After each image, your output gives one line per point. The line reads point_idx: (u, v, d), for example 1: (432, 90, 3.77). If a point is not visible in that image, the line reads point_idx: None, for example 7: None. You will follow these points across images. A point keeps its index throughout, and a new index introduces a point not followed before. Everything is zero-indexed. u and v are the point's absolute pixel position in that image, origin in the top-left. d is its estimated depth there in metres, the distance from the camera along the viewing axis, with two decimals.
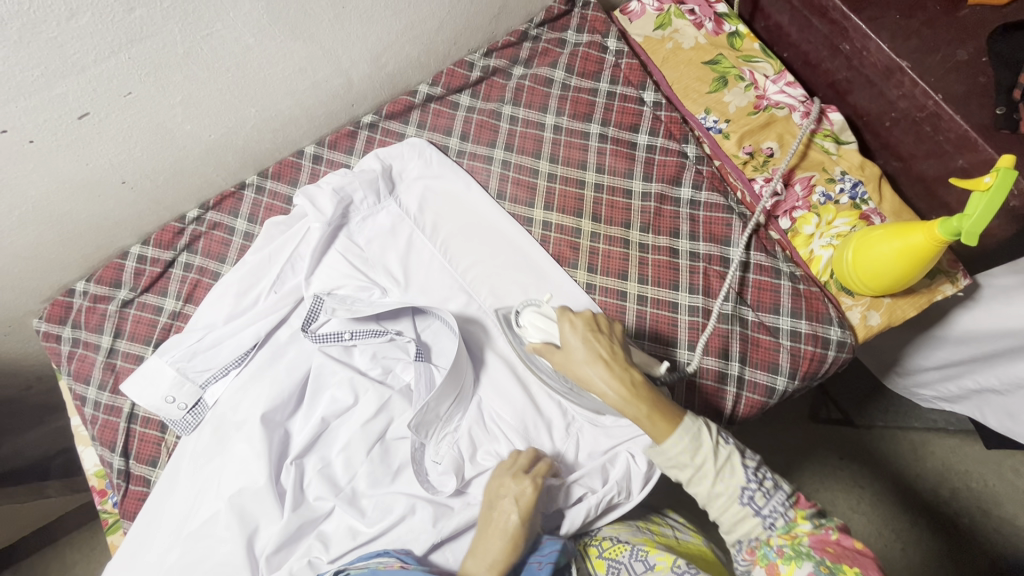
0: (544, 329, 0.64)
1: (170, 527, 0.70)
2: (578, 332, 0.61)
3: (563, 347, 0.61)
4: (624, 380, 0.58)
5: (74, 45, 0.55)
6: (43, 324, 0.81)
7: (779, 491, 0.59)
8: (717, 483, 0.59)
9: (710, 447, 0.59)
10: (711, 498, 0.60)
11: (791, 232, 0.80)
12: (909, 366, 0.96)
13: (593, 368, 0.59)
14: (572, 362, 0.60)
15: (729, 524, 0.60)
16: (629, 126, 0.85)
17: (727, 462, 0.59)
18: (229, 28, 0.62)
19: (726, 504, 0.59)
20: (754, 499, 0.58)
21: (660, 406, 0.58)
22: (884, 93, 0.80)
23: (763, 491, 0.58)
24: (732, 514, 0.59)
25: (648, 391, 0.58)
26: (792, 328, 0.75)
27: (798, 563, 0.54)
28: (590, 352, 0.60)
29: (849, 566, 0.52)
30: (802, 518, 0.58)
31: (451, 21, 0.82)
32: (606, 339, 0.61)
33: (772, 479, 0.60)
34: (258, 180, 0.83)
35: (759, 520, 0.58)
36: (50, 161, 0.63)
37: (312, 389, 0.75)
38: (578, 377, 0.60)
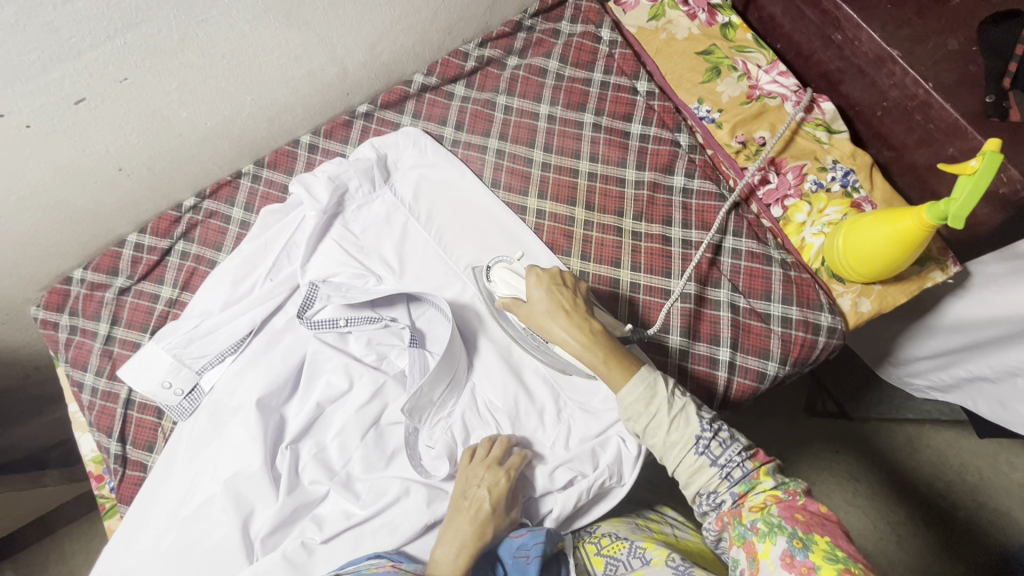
0: (515, 286, 0.67)
1: (166, 510, 0.70)
2: (542, 286, 0.64)
3: (529, 300, 0.64)
4: (583, 328, 0.62)
5: (70, 30, 0.55)
6: (41, 311, 0.81)
7: (736, 443, 0.61)
8: (671, 432, 0.60)
9: (665, 396, 0.60)
10: (668, 449, 0.61)
11: (783, 221, 0.81)
12: (903, 357, 0.97)
13: (553, 317, 0.62)
14: (535, 313, 0.63)
15: (688, 477, 0.61)
16: (623, 116, 0.86)
17: (682, 412, 0.60)
18: (224, 14, 0.63)
19: (682, 454, 0.60)
20: (711, 449, 0.60)
21: (616, 355, 0.61)
22: (875, 83, 0.81)
23: (718, 441, 0.60)
24: (690, 466, 0.60)
25: (604, 341, 0.61)
26: (783, 315, 0.76)
27: (772, 540, 0.55)
28: (552, 303, 0.63)
29: (820, 535, 0.54)
30: (762, 474, 0.60)
31: (445, 11, 0.83)
32: (569, 293, 0.64)
33: (728, 431, 0.61)
34: (254, 169, 0.84)
35: (716, 470, 0.60)
36: (47, 146, 0.64)
37: (307, 375, 0.75)
38: (540, 327, 0.63)
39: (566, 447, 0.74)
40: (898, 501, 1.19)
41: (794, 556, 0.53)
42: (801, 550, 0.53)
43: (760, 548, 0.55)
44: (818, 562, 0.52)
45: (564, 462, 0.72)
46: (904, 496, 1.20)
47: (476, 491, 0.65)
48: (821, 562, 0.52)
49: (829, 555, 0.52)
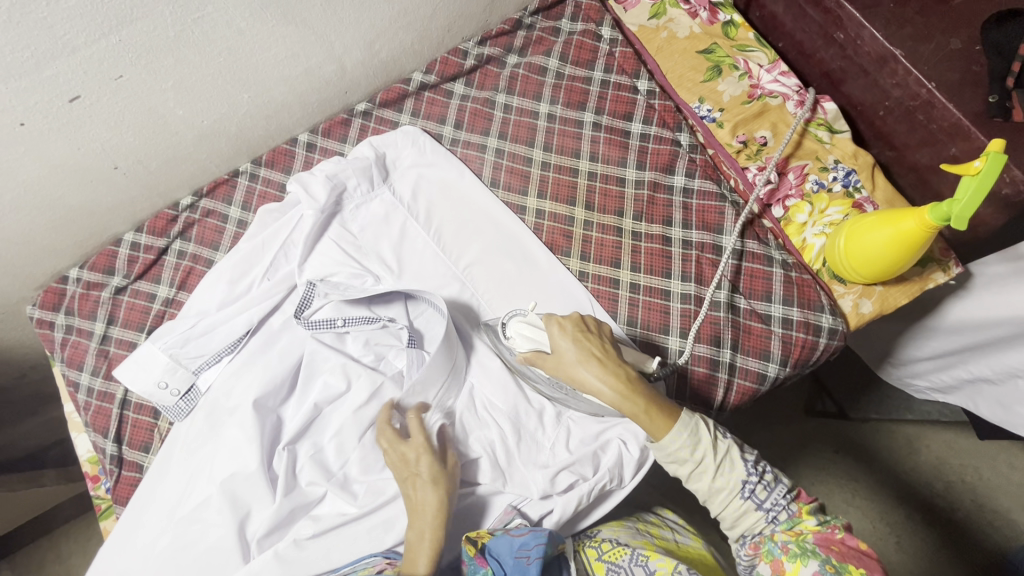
0: (534, 338, 0.65)
1: (162, 511, 0.70)
2: (567, 335, 0.63)
3: (555, 352, 0.64)
4: (618, 377, 0.61)
5: (64, 26, 0.55)
6: (37, 310, 0.81)
7: (780, 485, 0.60)
8: (717, 478, 0.60)
9: (709, 441, 0.59)
10: (713, 494, 0.60)
11: (784, 221, 0.81)
12: (904, 357, 0.97)
13: (587, 368, 0.61)
14: (565, 365, 0.62)
15: (733, 520, 0.60)
16: (623, 115, 0.85)
17: (726, 456, 0.60)
18: (220, 11, 0.62)
19: (727, 499, 0.60)
20: (756, 493, 0.59)
21: (655, 401, 0.60)
22: (877, 82, 0.80)
23: (763, 484, 0.60)
24: (735, 510, 0.60)
25: (643, 388, 0.60)
26: (784, 316, 0.76)
27: (804, 561, 0.56)
28: (581, 353, 0.62)
29: (856, 567, 0.54)
30: (806, 513, 0.59)
31: (445, 9, 0.82)
32: (596, 340, 0.63)
33: (772, 473, 0.61)
34: (252, 168, 0.83)
35: (761, 513, 0.59)
36: (41, 143, 0.63)
37: (304, 375, 0.75)
38: (573, 379, 0.62)
39: (567, 449, 0.73)
40: (898, 502, 1.19)
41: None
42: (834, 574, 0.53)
43: (789, 568, 0.56)
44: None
45: (566, 466, 0.71)
46: (903, 497, 1.20)
47: (411, 474, 0.65)
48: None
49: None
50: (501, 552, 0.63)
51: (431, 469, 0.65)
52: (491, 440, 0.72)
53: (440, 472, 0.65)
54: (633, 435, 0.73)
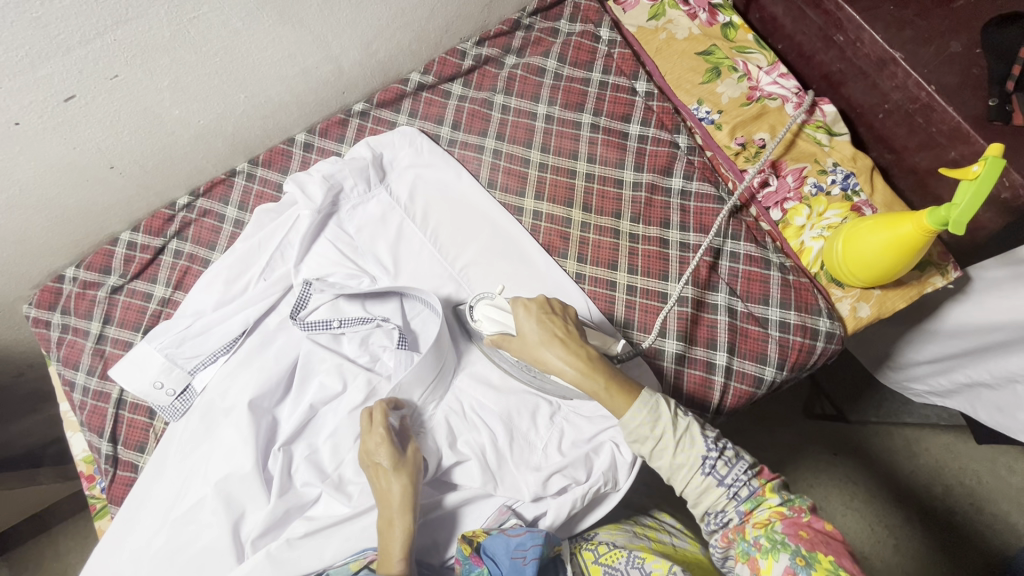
0: (503, 321, 0.66)
1: (157, 512, 0.70)
2: (532, 316, 0.62)
3: (520, 334, 0.62)
4: (579, 356, 0.60)
5: (59, 26, 0.55)
6: (33, 309, 0.81)
7: (742, 461, 0.60)
8: (677, 454, 0.60)
9: (669, 418, 0.60)
10: (673, 469, 0.60)
11: (782, 223, 0.80)
12: (902, 361, 0.96)
13: (548, 347, 0.60)
14: (528, 345, 0.61)
15: (695, 496, 0.60)
16: (621, 116, 0.85)
17: (686, 432, 0.60)
18: (216, 11, 0.62)
19: (689, 475, 0.60)
20: (716, 469, 0.59)
21: (615, 380, 0.59)
22: (877, 85, 0.80)
23: (724, 460, 0.59)
24: (696, 487, 0.60)
25: (603, 366, 0.60)
26: (781, 319, 0.75)
27: (775, 557, 0.54)
28: (544, 333, 0.61)
29: (823, 554, 0.53)
30: (770, 492, 0.59)
31: (443, 9, 0.82)
32: (560, 321, 0.62)
33: (732, 449, 0.61)
34: (249, 168, 0.83)
35: (723, 490, 0.59)
36: (36, 143, 0.63)
37: (300, 376, 0.74)
38: (535, 359, 0.61)
39: (560, 452, 0.73)
40: (896, 506, 1.19)
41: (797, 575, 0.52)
42: (804, 568, 0.52)
43: (764, 565, 0.54)
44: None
45: (559, 469, 0.71)
46: (902, 500, 1.19)
47: (373, 464, 0.65)
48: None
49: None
50: (496, 552, 0.62)
51: (391, 458, 0.64)
52: (481, 444, 0.72)
53: (401, 459, 0.65)
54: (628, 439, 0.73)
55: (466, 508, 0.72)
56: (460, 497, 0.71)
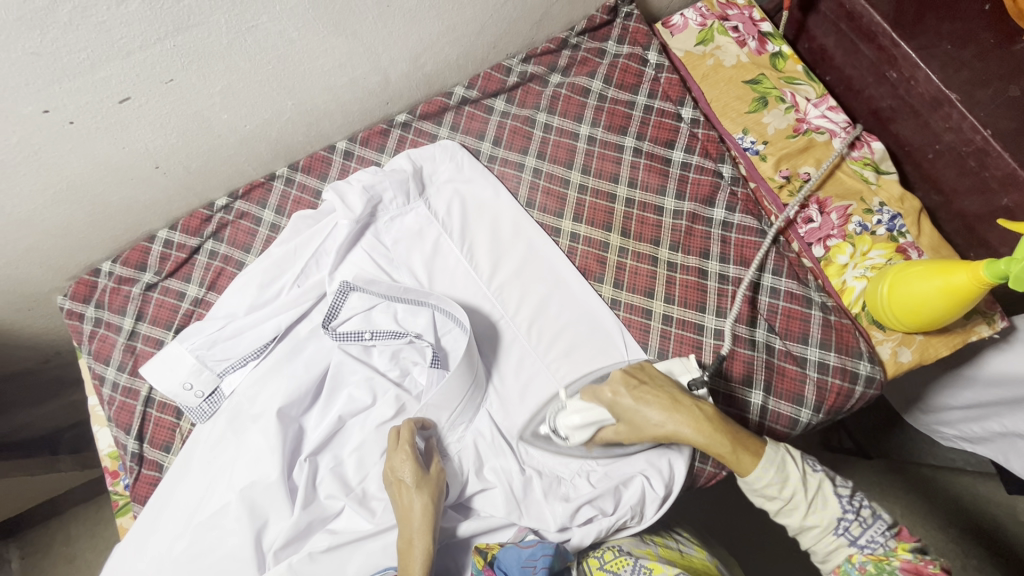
0: (588, 417, 0.66)
1: (180, 514, 0.70)
2: (629, 399, 0.65)
3: (626, 417, 0.65)
4: (695, 422, 0.62)
5: (121, 30, 0.55)
6: (67, 301, 0.81)
7: (879, 522, 0.60)
8: (809, 514, 0.61)
9: (798, 478, 0.61)
10: (805, 528, 0.62)
11: (824, 261, 0.79)
12: (935, 404, 0.94)
13: (664, 421, 0.63)
14: (641, 424, 0.64)
15: (824, 551, 0.61)
16: (665, 142, 0.84)
17: (818, 493, 0.61)
18: (274, 20, 0.62)
19: (820, 534, 0.61)
20: (850, 529, 0.60)
21: (739, 435, 0.62)
22: (929, 125, 0.78)
23: (859, 521, 0.60)
24: (826, 542, 0.61)
25: (723, 423, 0.62)
26: (820, 359, 0.74)
27: None
28: (652, 408, 0.64)
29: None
30: (903, 549, 0.59)
31: (493, 26, 0.81)
32: (656, 391, 0.65)
33: (869, 509, 0.61)
34: (288, 173, 0.83)
35: (855, 549, 0.59)
36: (88, 142, 0.63)
37: (330, 386, 0.75)
38: (655, 435, 0.64)
39: (589, 483, 0.72)
40: None
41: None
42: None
43: None
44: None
45: (588, 499, 0.69)
46: None
47: (396, 481, 0.65)
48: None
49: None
50: (508, 565, 0.62)
51: (414, 475, 0.64)
52: (507, 469, 0.72)
53: (424, 477, 0.65)
54: (657, 471, 0.71)
55: (482, 537, 0.71)
56: (478, 526, 0.70)
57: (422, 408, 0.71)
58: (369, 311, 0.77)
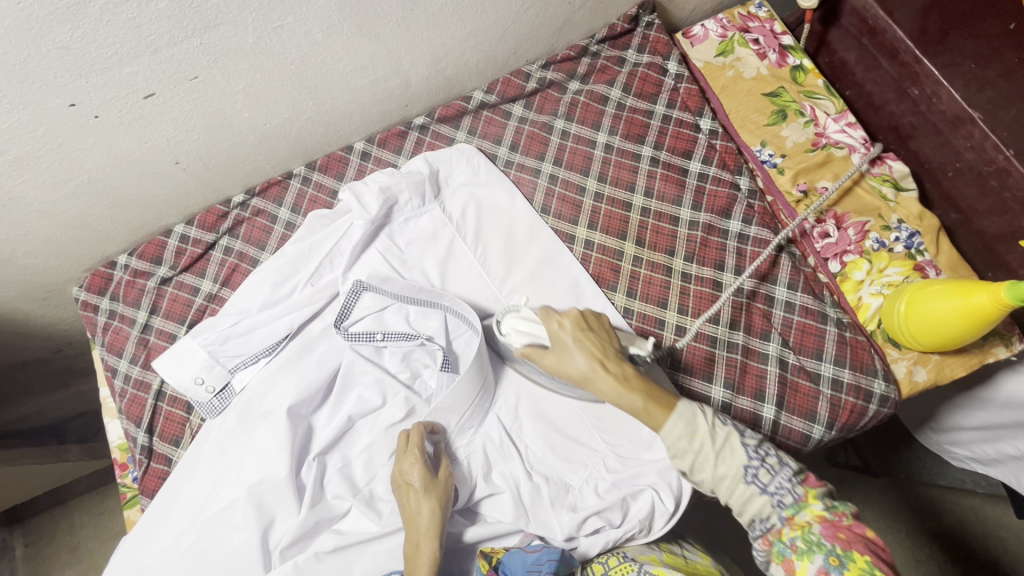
0: (531, 331, 0.67)
1: (188, 509, 0.70)
2: (568, 332, 0.64)
3: (557, 352, 0.64)
4: (616, 373, 0.61)
5: (150, 27, 0.55)
6: (83, 292, 0.82)
7: (786, 468, 0.58)
8: (718, 465, 0.58)
9: (706, 430, 0.58)
10: (714, 481, 0.58)
11: (840, 276, 0.78)
12: (948, 424, 0.93)
13: (588, 364, 0.62)
14: (566, 362, 0.63)
15: (739, 505, 0.58)
16: (682, 152, 0.84)
17: (726, 444, 0.58)
18: (299, 21, 0.62)
19: (732, 485, 0.58)
20: (758, 476, 0.57)
21: (653, 394, 0.59)
22: (950, 143, 0.78)
23: (767, 467, 0.57)
24: (739, 496, 0.58)
25: (640, 380, 0.61)
26: (834, 376, 0.73)
27: (810, 558, 0.54)
28: (583, 349, 0.63)
29: (860, 554, 0.52)
30: (812, 497, 0.56)
31: (514, 32, 0.81)
32: (597, 338, 0.64)
33: (776, 457, 0.58)
34: (305, 172, 0.84)
35: (767, 498, 0.57)
36: (111, 136, 0.64)
37: (341, 385, 0.75)
38: (574, 378, 0.63)
39: (597, 493, 0.71)
40: (917, 568, 1.12)
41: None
42: (838, 567, 0.52)
43: (799, 567, 0.54)
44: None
45: (595, 511, 0.69)
46: (922, 561, 1.12)
47: (405, 484, 0.65)
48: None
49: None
50: (513, 569, 0.62)
51: (423, 479, 0.65)
52: (514, 474, 0.72)
53: (433, 481, 0.65)
54: (667, 484, 0.70)
55: (488, 543, 0.71)
56: (484, 532, 0.70)
57: (431, 412, 0.71)
58: (381, 312, 0.77)
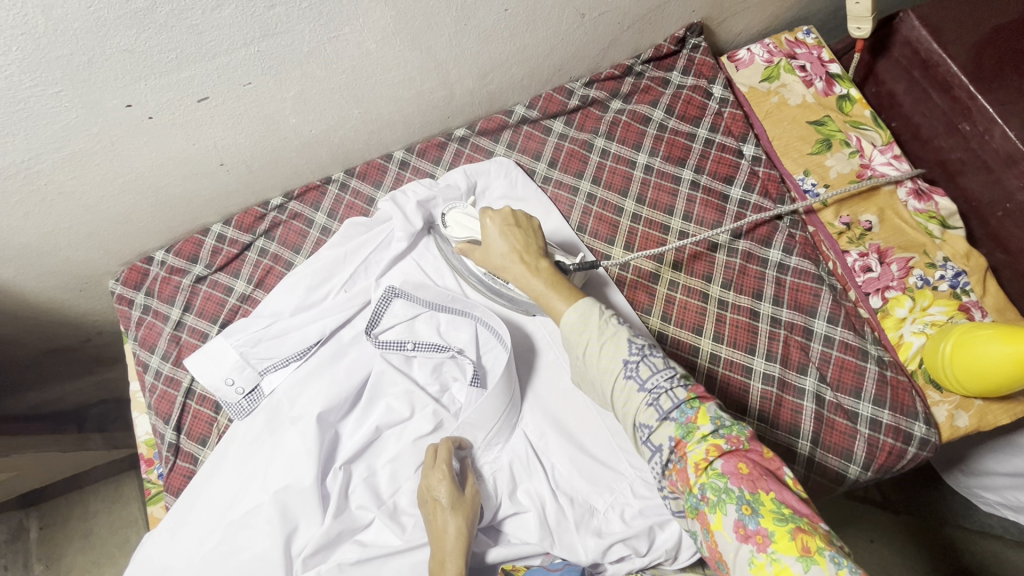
0: (469, 227, 0.73)
1: (213, 511, 0.69)
2: (495, 227, 0.68)
3: (485, 243, 0.69)
4: (531, 264, 0.66)
5: (212, 34, 0.56)
6: (119, 286, 0.83)
7: (668, 369, 0.55)
8: (601, 356, 0.58)
9: (597, 321, 0.59)
10: (598, 376, 0.58)
11: (881, 312, 0.77)
12: (980, 467, 0.90)
13: (507, 254, 0.67)
14: (490, 252, 0.68)
15: (622, 407, 0.57)
16: (724, 177, 0.83)
17: (613, 335, 0.58)
18: (355, 32, 0.63)
19: (612, 381, 0.57)
20: (638, 371, 0.56)
21: (558, 284, 0.64)
22: (1001, 182, 0.75)
23: (647, 363, 0.56)
24: (620, 394, 0.56)
25: (549, 271, 0.65)
26: (872, 416, 0.71)
27: (722, 510, 0.50)
28: (506, 241, 0.67)
29: (765, 492, 0.50)
30: (702, 419, 0.54)
31: (562, 49, 0.81)
32: (523, 233, 0.68)
33: (660, 356, 0.57)
34: (344, 178, 0.84)
35: (644, 396, 0.55)
36: (162, 137, 0.65)
37: (369, 395, 0.74)
38: (495, 266, 0.68)
39: (623, 519, 0.70)
40: None
41: (747, 526, 0.48)
42: (752, 517, 0.48)
43: (712, 520, 0.50)
44: (770, 528, 0.47)
45: (622, 538, 0.68)
46: None
47: (431, 501, 0.65)
48: (772, 526, 0.47)
49: (779, 516, 0.48)
50: None
51: (450, 495, 0.65)
52: (540, 492, 0.71)
53: (460, 498, 0.65)
54: None
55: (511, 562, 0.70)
56: (509, 553, 0.69)
57: (459, 427, 0.71)
58: (413, 321, 0.77)
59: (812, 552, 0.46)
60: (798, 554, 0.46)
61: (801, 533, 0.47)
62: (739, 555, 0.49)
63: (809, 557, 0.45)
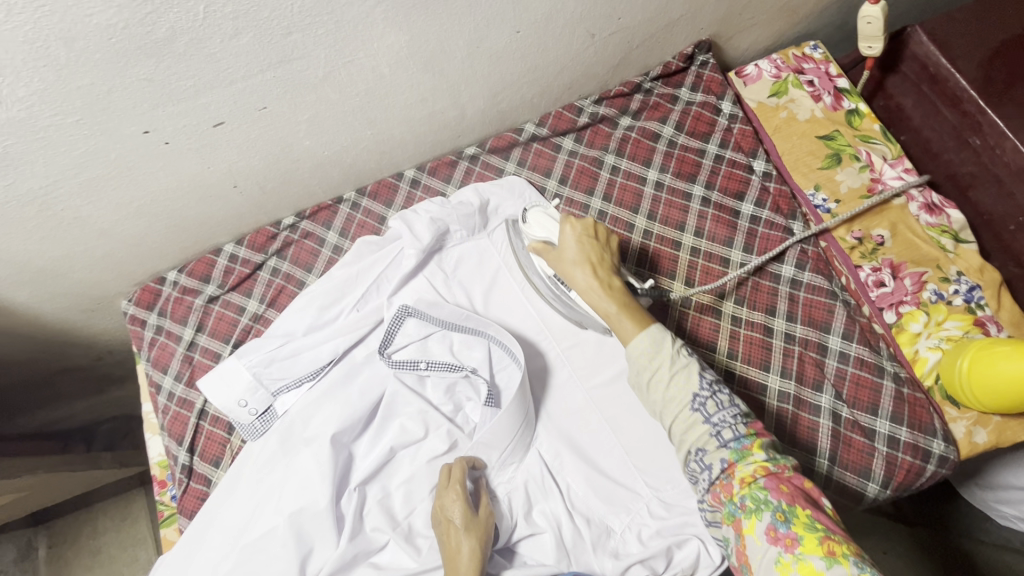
0: (548, 228, 0.72)
1: (226, 535, 0.69)
2: (574, 234, 0.68)
3: (560, 248, 0.69)
4: (604, 281, 0.65)
5: (229, 61, 0.56)
6: (132, 306, 0.83)
7: (734, 407, 0.57)
8: (670, 386, 0.58)
9: (670, 352, 0.59)
10: (661, 402, 0.59)
11: (895, 328, 0.76)
12: (994, 480, 0.89)
13: (582, 266, 0.66)
14: (564, 259, 0.68)
15: (680, 434, 0.58)
16: (734, 193, 0.83)
17: (683, 368, 0.59)
18: (369, 56, 0.63)
19: (678, 409, 0.58)
20: (706, 406, 0.57)
21: (629, 307, 0.63)
22: (1013, 196, 0.76)
23: (715, 400, 0.57)
24: (681, 422, 0.58)
25: (622, 292, 0.65)
26: (890, 433, 0.71)
27: (757, 516, 0.51)
28: (581, 253, 0.67)
29: (802, 509, 0.50)
30: (757, 448, 0.55)
31: (573, 68, 0.81)
32: (600, 247, 0.68)
33: (726, 394, 0.58)
34: (356, 198, 0.84)
35: (708, 427, 0.56)
36: (177, 161, 0.65)
37: (383, 415, 0.74)
38: (566, 275, 0.67)
39: (640, 540, 0.70)
40: None
41: (777, 529, 0.50)
42: (784, 523, 0.50)
43: (746, 524, 0.52)
44: (800, 533, 0.49)
45: (640, 559, 0.67)
46: None
47: (445, 521, 0.65)
48: (803, 534, 0.49)
49: (811, 524, 0.49)
50: None
51: (463, 516, 0.64)
52: (556, 514, 0.71)
53: (473, 519, 0.64)
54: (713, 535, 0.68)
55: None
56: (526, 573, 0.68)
57: (473, 447, 0.71)
58: (426, 340, 0.77)
59: (836, 555, 0.47)
60: (823, 555, 0.47)
61: (829, 540, 0.48)
62: (765, 556, 0.50)
63: (833, 557, 0.47)
